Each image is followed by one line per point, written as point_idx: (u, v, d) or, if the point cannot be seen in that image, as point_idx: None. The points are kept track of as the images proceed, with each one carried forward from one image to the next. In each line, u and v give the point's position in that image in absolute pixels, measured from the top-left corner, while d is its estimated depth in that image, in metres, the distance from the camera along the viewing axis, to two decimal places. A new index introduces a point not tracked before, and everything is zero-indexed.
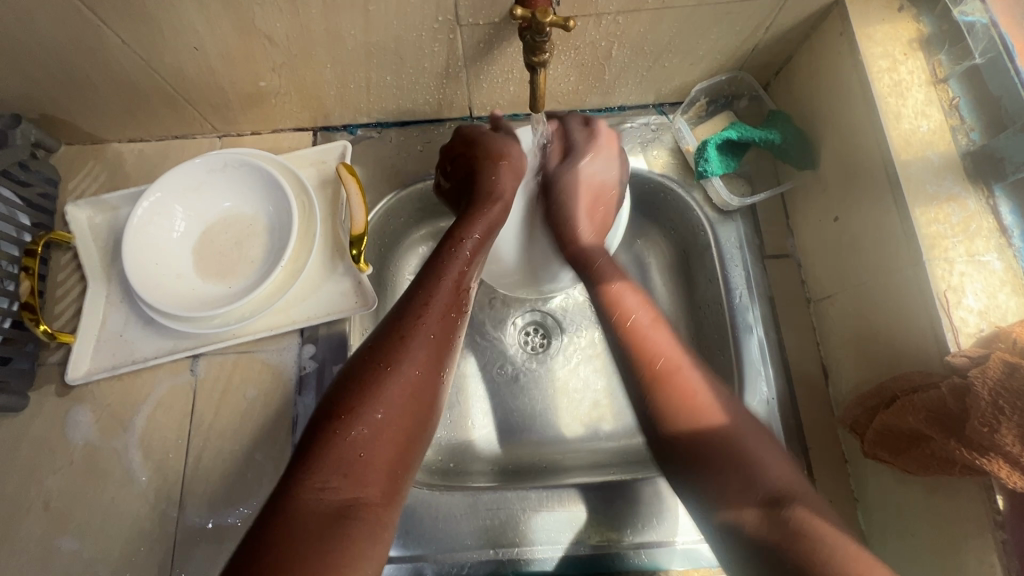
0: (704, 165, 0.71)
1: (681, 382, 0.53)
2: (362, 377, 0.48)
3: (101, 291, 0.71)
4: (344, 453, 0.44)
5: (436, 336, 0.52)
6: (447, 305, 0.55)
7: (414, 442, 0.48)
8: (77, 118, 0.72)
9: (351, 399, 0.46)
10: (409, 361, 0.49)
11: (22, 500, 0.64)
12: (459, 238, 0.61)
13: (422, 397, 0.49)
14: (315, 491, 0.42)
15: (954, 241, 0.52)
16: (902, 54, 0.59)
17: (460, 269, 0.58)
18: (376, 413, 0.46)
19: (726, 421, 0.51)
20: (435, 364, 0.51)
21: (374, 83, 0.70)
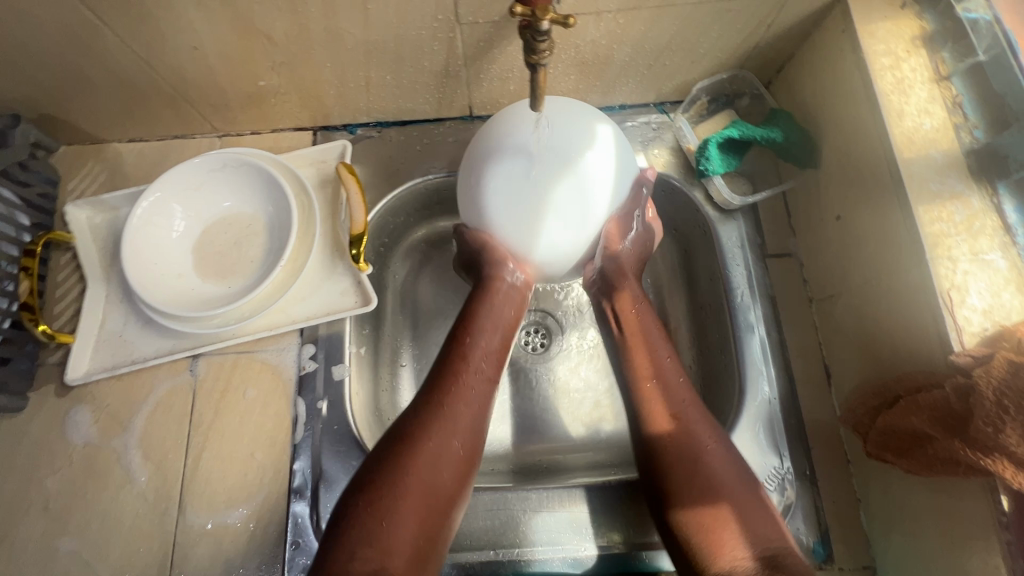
0: (705, 164, 0.71)
1: (693, 427, 0.58)
2: (388, 455, 0.54)
3: (100, 291, 0.71)
4: (372, 525, 0.50)
5: (461, 417, 0.58)
6: (475, 386, 0.61)
7: (438, 516, 0.54)
8: (76, 118, 0.72)
9: (377, 475, 0.53)
10: (430, 442, 0.56)
11: (22, 500, 0.64)
12: (472, 317, 0.65)
13: (446, 474, 0.55)
14: (346, 560, 0.48)
15: (957, 239, 0.52)
16: (905, 52, 0.59)
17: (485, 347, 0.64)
18: (402, 491, 0.52)
19: (726, 472, 0.56)
20: (460, 447, 0.57)
21: (374, 82, 0.70)
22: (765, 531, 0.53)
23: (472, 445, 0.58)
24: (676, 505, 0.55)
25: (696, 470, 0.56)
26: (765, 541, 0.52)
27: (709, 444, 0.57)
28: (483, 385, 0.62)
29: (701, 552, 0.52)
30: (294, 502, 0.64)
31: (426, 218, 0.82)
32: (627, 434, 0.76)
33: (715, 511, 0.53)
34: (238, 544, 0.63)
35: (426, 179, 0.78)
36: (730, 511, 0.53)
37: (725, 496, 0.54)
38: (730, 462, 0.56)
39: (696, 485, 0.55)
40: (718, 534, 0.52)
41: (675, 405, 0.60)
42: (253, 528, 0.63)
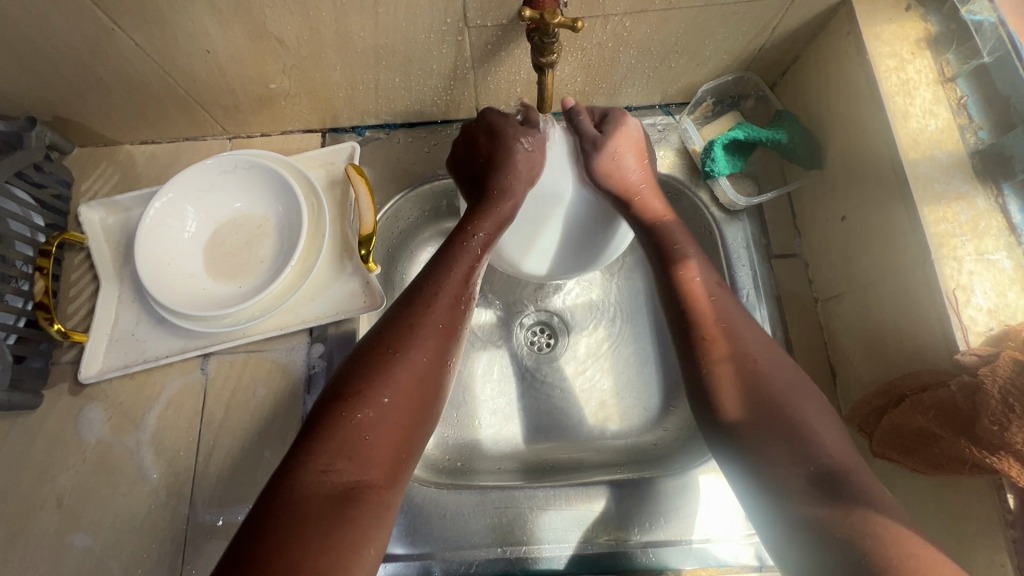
0: (710, 165, 0.72)
1: (727, 340, 0.54)
2: (360, 369, 0.50)
3: (113, 291, 0.72)
4: (346, 438, 0.46)
5: (434, 326, 0.54)
6: (452, 297, 0.57)
7: (414, 429, 0.50)
8: (90, 121, 0.73)
9: (355, 385, 0.49)
10: (402, 350, 0.51)
11: (36, 496, 0.65)
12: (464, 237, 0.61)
13: (421, 387, 0.51)
14: (316, 475, 0.43)
15: (962, 239, 0.52)
16: (910, 54, 0.59)
17: (470, 263, 0.59)
18: (379, 404, 0.48)
19: (785, 383, 0.50)
20: (432, 352, 0.53)
21: (383, 84, 0.71)
22: (835, 445, 0.46)
23: (445, 353, 0.54)
24: (735, 431, 0.50)
25: (747, 385, 0.51)
26: (829, 451, 0.46)
27: (745, 351, 0.53)
28: (461, 291, 0.58)
29: (767, 470, 0.47)
30: None
31: (435, 218, 0.82)
32: (633, 434, 0.77)
33: (767, 419, 0.48)
34: None
35: (432, 181, 0.78)
36: (789, 423, 0.48)
37: (778, 404, 0.49)
38: (786, 374, 0.51)
39: (750, 388, 0.50)
40: (772, 452, 0.47)
41: (701, 323, 0.56)
42: None
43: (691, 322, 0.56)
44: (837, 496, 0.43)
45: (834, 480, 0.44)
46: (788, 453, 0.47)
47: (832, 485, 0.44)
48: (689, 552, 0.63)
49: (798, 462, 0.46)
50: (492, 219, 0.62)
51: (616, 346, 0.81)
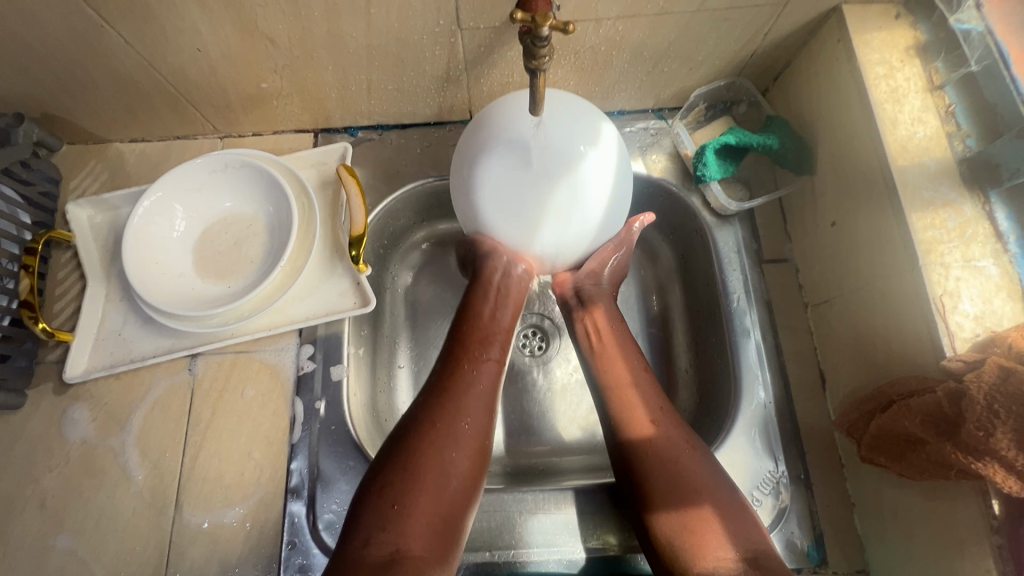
0: (702, 170, 0.72)
1: (672, 456, 0.57)
2: (397, 443, 0.56)
3: (100, 290, 0.71)
4: (380, 509, 0.51)
5: (456, 395, 0.59)
6: (471, 362, 0.63)
7: (448, 496, 0.54)
8: (78, 118, 0.73)
9: (384, 461, 0.55)
10: (433, 424, 0.57)
11: (18, 498, 0.64)
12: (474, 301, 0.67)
13: (451, 455, 0.56)
14: (361, 547, 0.49)
15: (950, 246, 0.53)
16: (899, 62, 0.60)
17: (482, 325, 0.66)
18: (408, 476, 0.53)
19: (704, 477, 0.56)
20: (460, 423, 0.58)
21: (375, 85, 0.71)
22: (740, 532, 0.53)
23: (474, 419, 0.59)
24: (658, 511, 0.55)
25: (661, 463, 0.57)
26: (748, 543, 0.52)
27: (683, 444, 0.58)
28: (482, 355, 0.64)
29: (692, 551, 0.52)
30: (292, 501, 0.64)
31: (426, 220, 0.84)
32: None
33: (702, 522, 0.53)
34: (234, 544, 0.63)
35: (423, 182, 0.78)
36: (709, 512, 0.53)
37: (701, 501, 0.54)
38: (708, 465, 0.57)
39: (682, 499, 0.54)
40: (703, 540, 0.52)
41: (638, 424, 0.59)
42: (249, 527, 0.63)
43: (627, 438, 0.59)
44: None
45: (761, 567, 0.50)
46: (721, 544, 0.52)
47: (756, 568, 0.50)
48: None
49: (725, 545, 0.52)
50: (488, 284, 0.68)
51: None
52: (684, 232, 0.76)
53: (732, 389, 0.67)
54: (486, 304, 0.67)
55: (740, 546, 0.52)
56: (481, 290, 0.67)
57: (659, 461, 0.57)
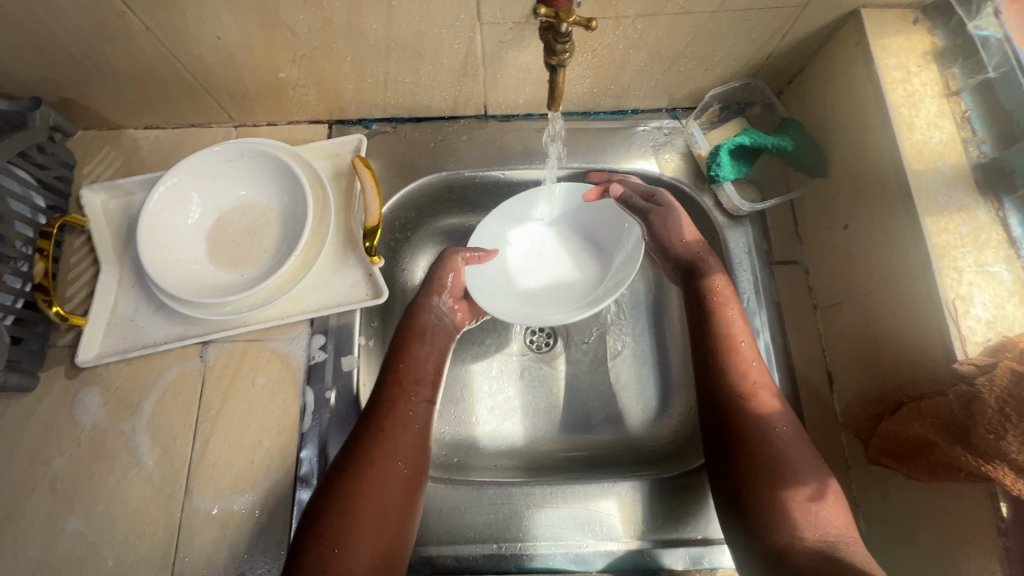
0: (715, 170, 0.72)
1: (758, 438, 0.57)
2: (333, 485, 0.55)
3: (113, 275, 0.71)
4: (321, 553, 0.50)
5: (390, 434, 0.59)
6: (403, 401, 0.63)
7: (388, 535, 0.53)
8: (95, 103, 0.73)
9: (319, 502, 0.54)
10: (369, 464, 0.56)
11: (28, 480, 0.64)
12: (405, 346, 0.68)
13: (388, 494, 0.55)
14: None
15: (963, 251, 0.53)
16: (917, 66, 0.60)
17: (416, 365, 0.67)
18: (347, 518, 0.52)
19: (800, 456, 0.56)
20: (394, 462, 0.57)
21: (392, 78, 0.71)
22: (822, 520, 0.52)
23: (409, 455, 0.59)
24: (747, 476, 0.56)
25: (757, 436, 0.57)
26: (831, 533, 0.52)
27: (774, 425, 0.58)
28: (413, 395, 0.64)
29: (772, 520, 0.54)
30: (300, 490, 0.64)
31: (444, 214, 0.85)
32: (630, 436, 0.77)
33: (779, 504, 0.54)
34: (243, 530, 0.63)
35: (432, 176, 0.79)
36: (799, 491, 0.54)
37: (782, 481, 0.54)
38: (800, 451, 0.56)
39: (768, 479, 0.55)
40: (781, 515, 0.53)
41: (729, 403, 0.60)
42: (258, 515, 0.64)
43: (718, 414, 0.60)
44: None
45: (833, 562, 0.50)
46: (801, 528, 0.52)
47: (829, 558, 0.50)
48: (681, 552, 0.63)
49: (799, 529, 0.52)
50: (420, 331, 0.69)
51: (615, 347, 0.82)
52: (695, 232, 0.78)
53: None
54: (419, 349, 0.68)
55: (817, 535, 0.52)
56: (415, 336, 0.69)
57: (748, 439, 0.57)
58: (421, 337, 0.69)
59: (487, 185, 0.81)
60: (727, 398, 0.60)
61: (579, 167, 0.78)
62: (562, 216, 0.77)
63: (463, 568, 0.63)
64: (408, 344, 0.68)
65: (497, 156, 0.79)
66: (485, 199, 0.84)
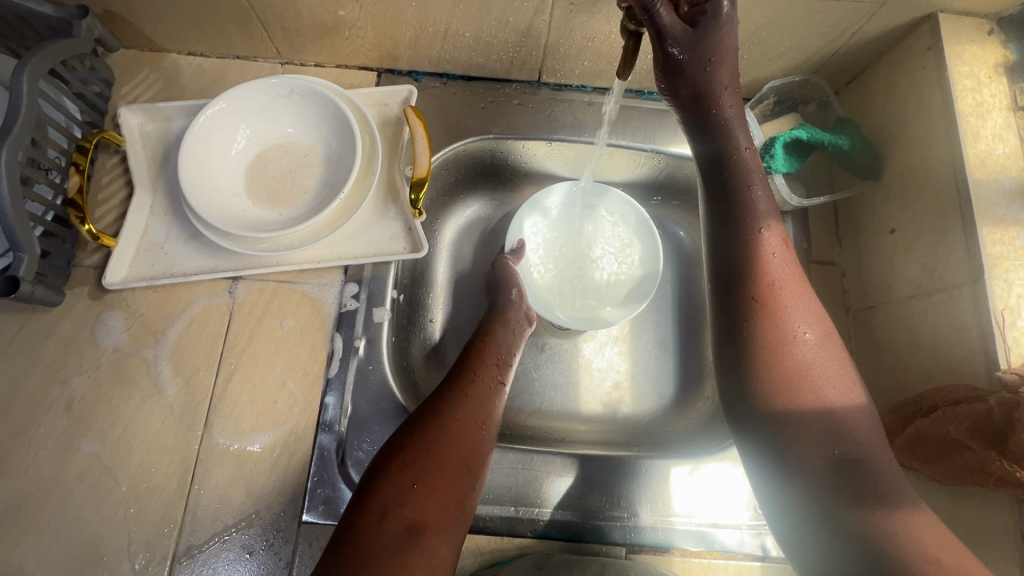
0: (768, 162, 0.71)
1: (785, 304, 0.54)
2: (418, 429, 0.52)
3: (145, 200, 0.69)
4: (400, 485, 0.48)
5: (474, 397, 0.57)
6: (486, 376, 0.60)
7: (462, 482, 0.51)
8: (141, 21, 0.70)
9: (400, 442, 0.51)
10: (454, 417, 0.54)
11: (44, 397, 0.63)
12: (488, 330, 0.66)
13: (467, 445, 0.53)
14: (377, 520, 0.46)
15: (1016, 263, 0.53)
16: (987, 77, 0.60)
17: (500, 348, 0.65)
18: (429, 459, 0.50)
19: (820, 366, 0.51)
20: (476, 423, 0.55)
21: (453, 30, 0.69)
22: (858, 430, 0.49)
23: (490, 420, 0.56)
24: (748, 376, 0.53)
25: (779, 341, 0.52)
26: (861, 439, 0.49)
27: (796, 335, 0.53)
28: (495, 374, 0.61)
29: (796, 437, 0.50)
30: (322, 436, 0.64)
31: (482, 182, 0.84)
32: (643, 417, 0.78)
33: (817, 431, 0.49)
34: (261, 469, 0.63)
35: (479, 137, 0.77)
36: (815, 402, 0.50)
37: (814, 402, 0.50)
38: (828, 369, 0.51)
39: (796, 380, 0.51)
40: (803, 431, 0.50)
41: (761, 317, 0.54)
42: (277, 455, 0.63)
43: (742, 281, 0.55)
44: (853, 484, 0.47)
45: (854, 465, 0.48)
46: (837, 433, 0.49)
47: (850, 461, 0.48)
48: (693, 533, 0.63)
49: (825, 439, 0.49)
50: (502, 321, 0.68)
51: (637, 331, 0.83)
52: None
53: None
54: (503, 334, 0.66)
55: (833, 447, 0.49)
56: (499, 321, 0.68)
57: (754, 353, 0.53)
58: (502, 327, 0.67)
59: (531, 155, 0.81)
60: (748, 291, 0.55)
61: (624, 144, 0.78)
62: (572, 207, 0.83)
63: (478, 529, 0.63)
64: (492, 326, 0.67)
65: (546, 124, 0.78)
66: (526, 169, 0.84)
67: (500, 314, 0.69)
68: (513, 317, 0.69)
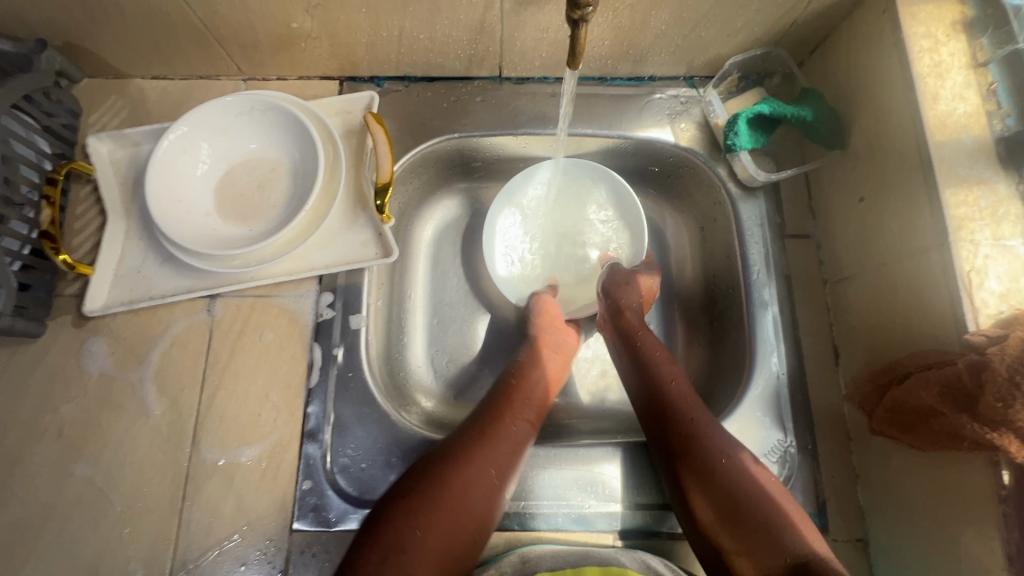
0: (732, 139, 0.71)
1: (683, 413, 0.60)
2: (432, 475, 0.53)
3: (119, 226, 0.71)
4: (405, 531, 0.49)
5: (496, 443, 0.57)
6: (514, 417, 0.60)
7: (465, 532, 0.52)
8: (101, 49, 0.71)
9: (412, 486, 0.53)
10: (468, 465, 0.55)
11: (36, 425, 0.65)
12: (519, 369, 0.67)
13: (475, 492, 0.54)
14: (374, 563, 0.47)
15: (981, 224, 0.52)
16: (945, 36, 0.58)
17: (535, 390, 0.65)
18: (437, 510, 0.51)
19: (715, 441, 0.58)
20: (491, 470, 0.56)
21: (406, 33, 0.69)
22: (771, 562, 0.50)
23: (505, 470, 0.57)
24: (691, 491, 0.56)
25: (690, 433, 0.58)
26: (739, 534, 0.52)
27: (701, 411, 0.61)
28: (529, 415, 0.62)
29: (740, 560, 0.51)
30: (307, 445, 0.65)
31: (457, 181, 0.85)
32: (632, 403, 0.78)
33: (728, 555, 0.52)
34: (249, 481, 0.64)
35: (447, 139, 0.77)
36: (755, 519, 0.52)
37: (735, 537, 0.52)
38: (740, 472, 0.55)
39: (716, 489, 0.55)
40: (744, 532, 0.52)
41: (685, 423, 0.59)
42: (264, 467, 0.64)
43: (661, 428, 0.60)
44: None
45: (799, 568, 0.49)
46: (750, 555, 0.51)
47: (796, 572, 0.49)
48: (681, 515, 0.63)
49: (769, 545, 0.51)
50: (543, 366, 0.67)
51: None
52: (698, 204, 0.80)
53: (746, 358, 0.69)
54: (536, 375, 0.67)
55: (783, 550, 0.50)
56: (531, 362, 0.68)
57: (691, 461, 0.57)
58: (536, 367, 0.66)
59: (499, 150, 0.81)
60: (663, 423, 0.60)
61: (590, 133, 0.77)
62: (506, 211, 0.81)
63: None
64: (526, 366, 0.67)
65: (511, 119, 0.78)
66: (497, 165, 0.84)
67: (539, 347, 0.69)
68: (560, 353, 0.70)
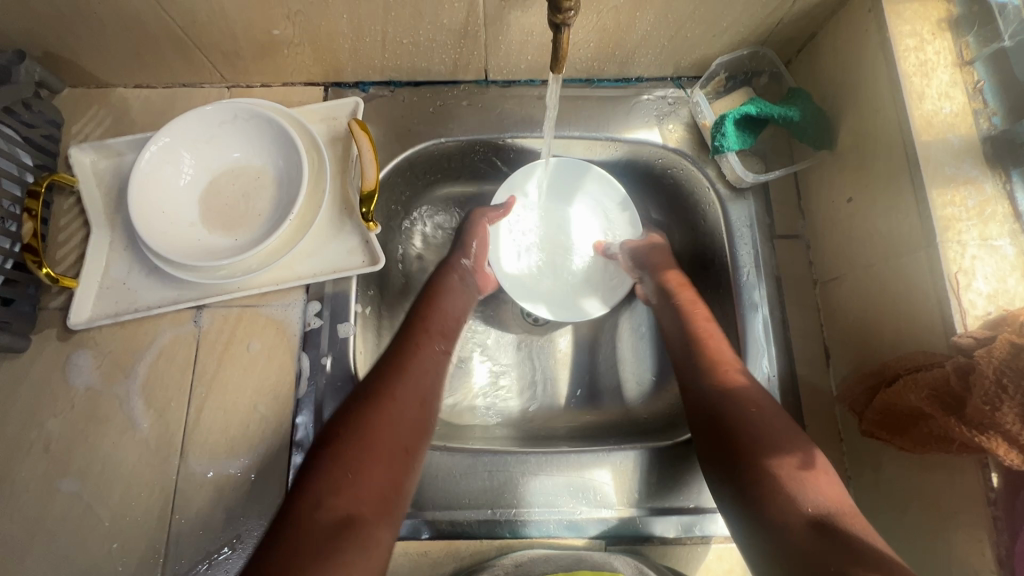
0: (720, 140, 0.70)
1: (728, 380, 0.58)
2: (355, 414, 0.52)
3: (104, 238, 0.70)
4: (336, 473, 0.48)
5: (414, 373, 0.57)
6: (427, 348, 0.61)
7: (401, 466, 0.51)
8: (81, 59, 0.70)
9: (340, 426, 0.51)
10: (391, 399, 0.54)
11: (22, 441, 0.64)
12: (433, 295, 0.68)
13: (404, 427, 0.53)
14: (310, 508, 0.46)
15: (968, 224, 0.52)
16: (931, 34, 0.58)
17: (437, 319, 0.65)
18: (365, 446, 0.50)
19: (759, 405, 0.55)
20: (415, 401, 0.55)
21: (390, 38, 0.69)
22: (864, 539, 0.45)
23: (430, 396, 0.57)
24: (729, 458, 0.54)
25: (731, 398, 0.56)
26: (812, 501, 0.48)
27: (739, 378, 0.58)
28: (438, 344, 0.63)
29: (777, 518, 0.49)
30: (296, 454, 0.65)
31: (446, 185, 0.84)
32: (625, 406, 0.77)
33: (809, 530, 0.46)
34: (239, 493, 0.63)
35: (433, 143, 0.77)
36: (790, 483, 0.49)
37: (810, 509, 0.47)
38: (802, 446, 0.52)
39: (755, 452, 0.52)
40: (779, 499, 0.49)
41: (720, 394, 0.57)
42: (254, 478, 0.64)
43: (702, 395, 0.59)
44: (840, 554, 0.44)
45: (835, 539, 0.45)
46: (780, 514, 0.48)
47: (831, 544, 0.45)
48: (673, 519, 0.64)
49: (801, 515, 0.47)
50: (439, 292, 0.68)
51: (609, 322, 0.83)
52: (687, 205, 0.79)
53: (736, 361, 0.69)
54: (444, 303, 0.67)
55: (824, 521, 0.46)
56: (444, 291, 0.69)
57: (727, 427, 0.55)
58: (449, 296, 0.68)
59: (487, 154, 0.81)
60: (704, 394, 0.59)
61: (577, 135, 0.77)
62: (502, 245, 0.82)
63: (458, 533, 0.63)
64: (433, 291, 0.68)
65: (498, 123, 0.77)
66: (486, 169, 0.83)
67: (448, 273, 0.72)
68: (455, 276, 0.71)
